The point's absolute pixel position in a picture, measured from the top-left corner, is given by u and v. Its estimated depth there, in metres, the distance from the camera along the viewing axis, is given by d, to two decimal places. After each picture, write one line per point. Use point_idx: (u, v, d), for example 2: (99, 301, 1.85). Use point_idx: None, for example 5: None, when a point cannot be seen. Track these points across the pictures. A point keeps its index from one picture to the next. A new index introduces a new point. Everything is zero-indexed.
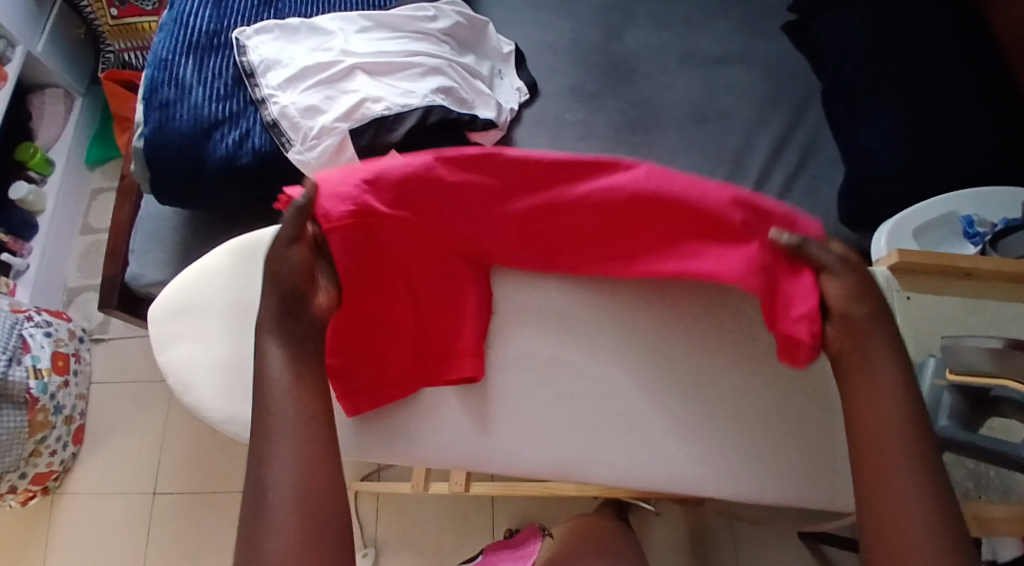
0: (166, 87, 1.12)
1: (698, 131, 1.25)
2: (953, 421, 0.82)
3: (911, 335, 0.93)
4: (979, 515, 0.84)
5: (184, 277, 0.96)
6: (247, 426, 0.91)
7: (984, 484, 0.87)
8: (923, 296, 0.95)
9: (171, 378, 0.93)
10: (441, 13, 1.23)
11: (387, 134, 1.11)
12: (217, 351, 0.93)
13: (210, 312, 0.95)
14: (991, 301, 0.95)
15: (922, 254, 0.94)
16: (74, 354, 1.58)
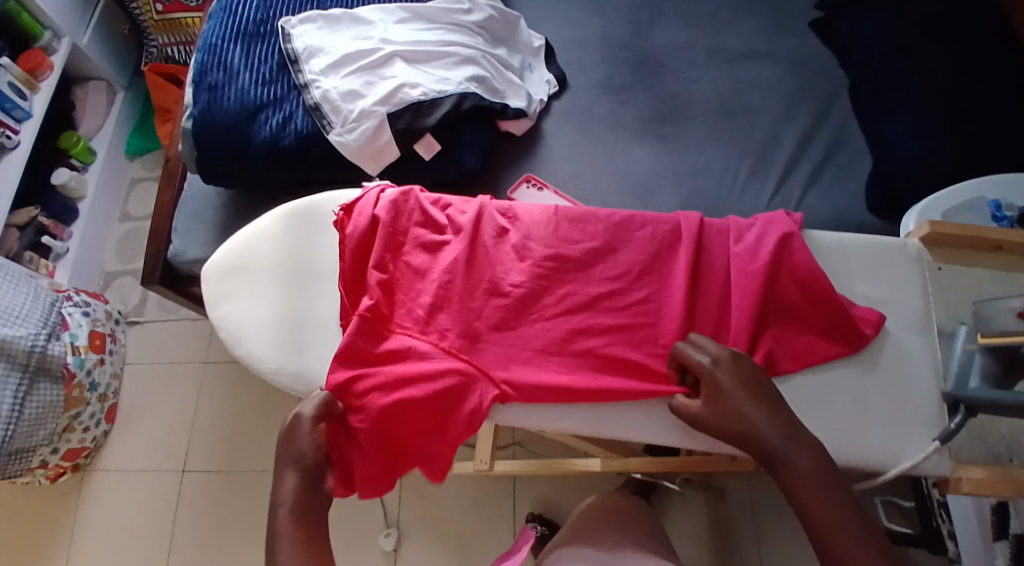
0: (215, 71, 1.17)
1: (724, 123, 1.28)
2: (983, 381, 0.86)
3: (941, 304, 0.97)
4: (1011, 476, 0.86)
5: (240, 239, 1.01)
6: (294, 379, 0.94)
7: (1016, 448, 0.89)
8: (953, 267, 0.98)
9: (223, 331, 0.96)
10: (476, 7, 1.28)
11: (423, 119, 1.15)
12: (268, 309, 0.97)
13: (263, 271, 0.99)
14: (1019, 271, 0.98)
15: (952, 227, 0.96)
16: (110, 334, 1.63)
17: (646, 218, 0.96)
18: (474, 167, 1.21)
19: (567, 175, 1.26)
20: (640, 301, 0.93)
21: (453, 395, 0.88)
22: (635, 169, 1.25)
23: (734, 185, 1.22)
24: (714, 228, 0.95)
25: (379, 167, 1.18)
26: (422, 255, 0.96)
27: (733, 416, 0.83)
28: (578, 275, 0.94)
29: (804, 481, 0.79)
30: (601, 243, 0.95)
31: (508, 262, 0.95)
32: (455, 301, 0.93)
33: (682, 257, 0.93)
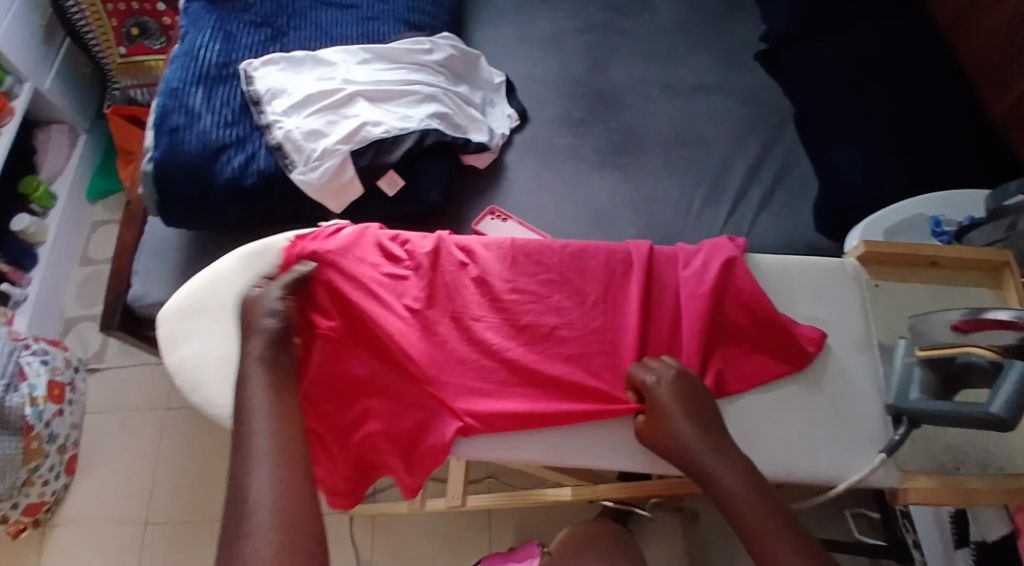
0: (177, 114, 1.17)
1: (679, 154, 1.32)
2: (923, 392, 0.82)
3: (880, 321, 0.98)
4: (960, 487, 0.88)
5: (197, 281, 0.99)
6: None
7: (961, 457, 0.90)
8: (892, 285, 1.00)
9: (178, 374, 0.94)
10: (437, 46, 1.32)
11: (386, 155, 1.17)
12: (224, 350, 0.95)
13: (220, 312, 0.97)
14: (957, 287, 1.00)
15: (890, 246, 0.98)
16: (70, 383, 1.60)
17: (598, 248, 0.98)
18: (435, 202, 1.23)
19: (529, 206, 1.28)
20: (595, 331, 0.94)
21: (417, 431, 0.90)
22: (594, 199, 1.28)
23: (690, 212, 1.25)
24: (662, 255, 0.98)
25: (342, 204, 1.19)
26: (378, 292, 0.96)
27: (671, 437, 0.83)
28: (533, 303, 0.95)
29: (738, 495, 0.77)
30: (554, 274, 0.97)
31: (464, 297, 0.95)
32: (416, 330, 0.93)
33: (634, 284, 0.95)
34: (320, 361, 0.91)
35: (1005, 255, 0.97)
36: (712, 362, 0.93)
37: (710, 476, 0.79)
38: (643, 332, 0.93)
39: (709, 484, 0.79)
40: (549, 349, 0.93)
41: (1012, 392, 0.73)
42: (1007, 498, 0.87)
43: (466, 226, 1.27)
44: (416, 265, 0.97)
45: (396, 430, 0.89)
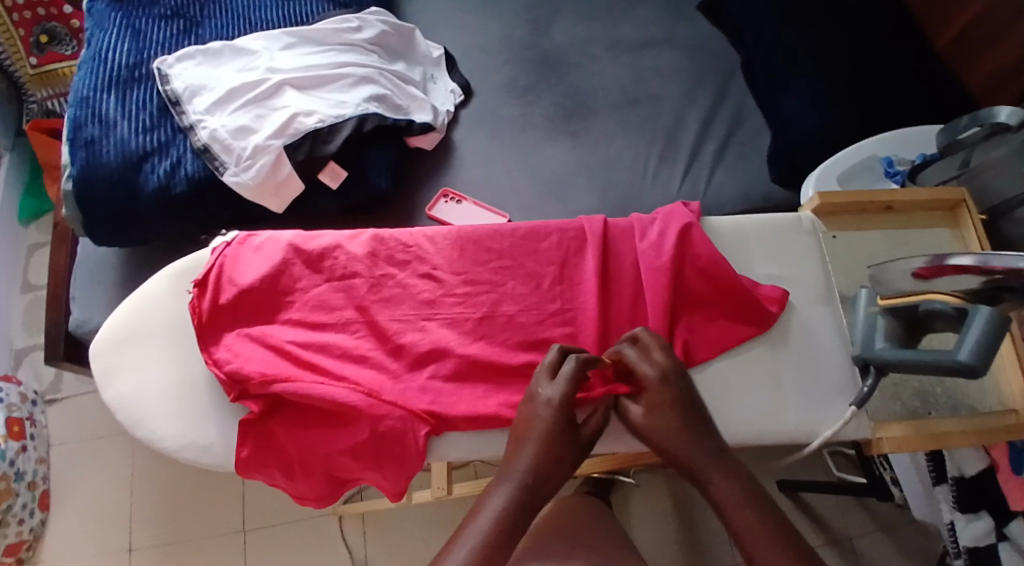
0: (90, 124, 1.10)
1: (630, 113, 1.27)
2: (889, 342, 0.79)
3: (840, 272, 0.96)
4: (930, 431, 0.84)
5: (124, 309, 0.87)
6: (204, 453, 0.81)
7: (931, 402, 0.89)
8: (848, 235, 0.97)
9: (118, 414, 0.82)
10: (366, 23, 1.26)
11: (324, 146, 1.11)
12: (163, 381, 0.84)
13: (156, 340, 0.86)
14: (913, 229, 0.97)
15: (844, 196, 0.95)
16: (29, 418, 1.49)
17: (549, 226, 0.90)
18: (384, 188, 1.17)
19: (483, 183, 1.23)
20: (556, 314, 0.87)
21: (385, 439, 0.79)
22: (550, 170, 1.23)
23: (647, 173, 1.21)
24: (616, 228, 0.91)
25: (283, 203, 1.13)
26: (314, 305, 0.85)
27: (665, 439, 0.76)
28: (488, 291, 0.87)
29: (730, 497, 0.72)
30: (507, 259, 0.89)
31: (411, 298, 0.86)
32: (362, 332, 0.84)
33: (590, 260, 0.88)
34: (247, 362, 0.80)
35: (960, 193, 0.94)
36: (677, 333, 0.88)
37: (702, 477, 0.74)
38: (607, 311, 0.88)
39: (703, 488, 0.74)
40: (513, 336, 0.85)
41: (979, 334, 0.71)
42: (977, 438, 0.84)
43: (418, 212, 1.21)
44: (353, 270, 0.86)
45: (360, 442, 0.79)
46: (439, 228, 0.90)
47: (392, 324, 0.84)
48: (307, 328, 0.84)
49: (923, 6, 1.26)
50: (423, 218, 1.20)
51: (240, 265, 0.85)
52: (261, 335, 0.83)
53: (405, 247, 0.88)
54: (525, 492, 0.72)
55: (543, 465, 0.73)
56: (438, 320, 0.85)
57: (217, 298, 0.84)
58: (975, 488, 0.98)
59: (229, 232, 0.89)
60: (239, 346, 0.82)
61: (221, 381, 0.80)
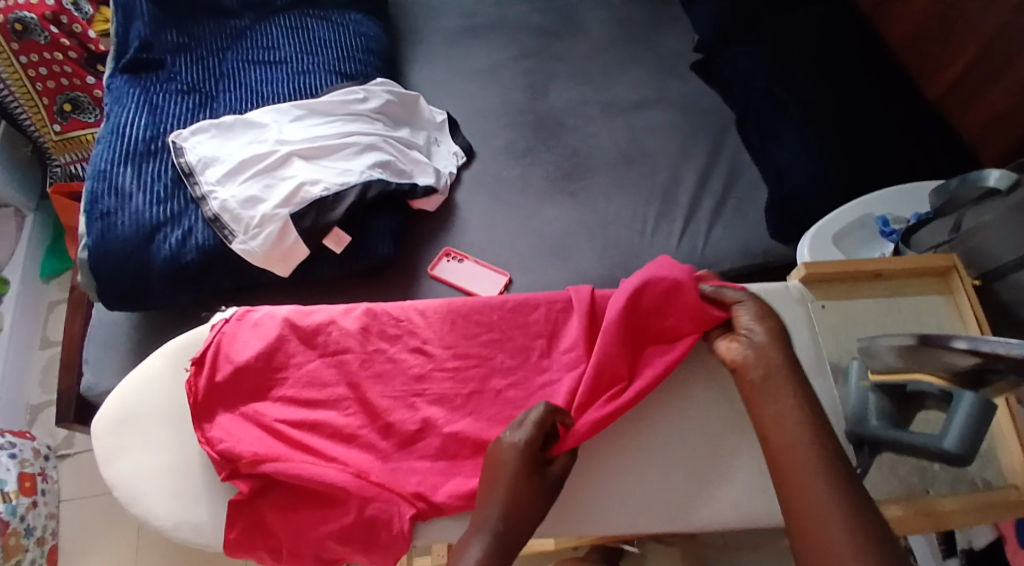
0: (106, 197, 1.15)
1: (627, 173, 1.29)
2: (881, 418, 0.82)
3: (831, 339, 0.94)
4: (933, 509, 0.83)
5: (125, 384, 0.88)
6: (196, 531, 0.82)
7: (929, 477, 0.87)
8: (838, 303, 0.96)
9: (117, 492, 0.83)
10: (371, 94, 1.31)
11: (328, 214, 1.15)
12: (163, 457, 0.85)
13: (156, 416, 0.87)
14: (906, 297, 0.96)
15: (830, 265, 0.95)
16: (41, 473, 1.52)
17: (538, 298, 0.92)
18: (387, 252, 1.20)
19: (485, 244, 1.25)
20: (547, 387, 0.88)
21: (374, 521, 0.79)
22: (550, 230, 1.25)
23: (645, 231, 1.23)
24: (604, 299, 0.92)
25: (289, 268, 1.16)
26: (306, 381, 0.87)
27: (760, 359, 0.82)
28: (479, 365, 0.88)
29: (772, 392, 0.79)
30: (497, 332, 0.90)
31: (403, 372, 0.87)
32: (355, 408, 0.86)
33: (578, 333, 0.89)
34: (236, 443, 0.82)
35: (952, 258, 0.94)
36: (648, 380, 0.87)
37: (752, 375, 0.81)
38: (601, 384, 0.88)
39: (755, 399, 0.80)
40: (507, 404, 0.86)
41: (964, 423, 0.74)
42: (981, 516, 0.83)
43: (421, 273, 1.23)
44: (345, 346, 0.88)
45: (350, 523, 0.79)
46: (431, 302, 0.92)
47: (384, 399, 0.86)
48: (299, 406, 0.86)
49: (911, 63, 1.28)
50: (426, 279, 1.22)
51: (234, 345, 0.87)
52: (253, 417, 0.85)
53: (396, 320, 0.90)
54: (501, 537, 0.74)
55: (512, 509, 0.76)
56: (429, 394, 0.86)
57: (214, 377, 0.85)
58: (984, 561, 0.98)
59: (227, 310, 0.91)
60: (235, 428, 0.84)
61: (212, 459, 0.81)
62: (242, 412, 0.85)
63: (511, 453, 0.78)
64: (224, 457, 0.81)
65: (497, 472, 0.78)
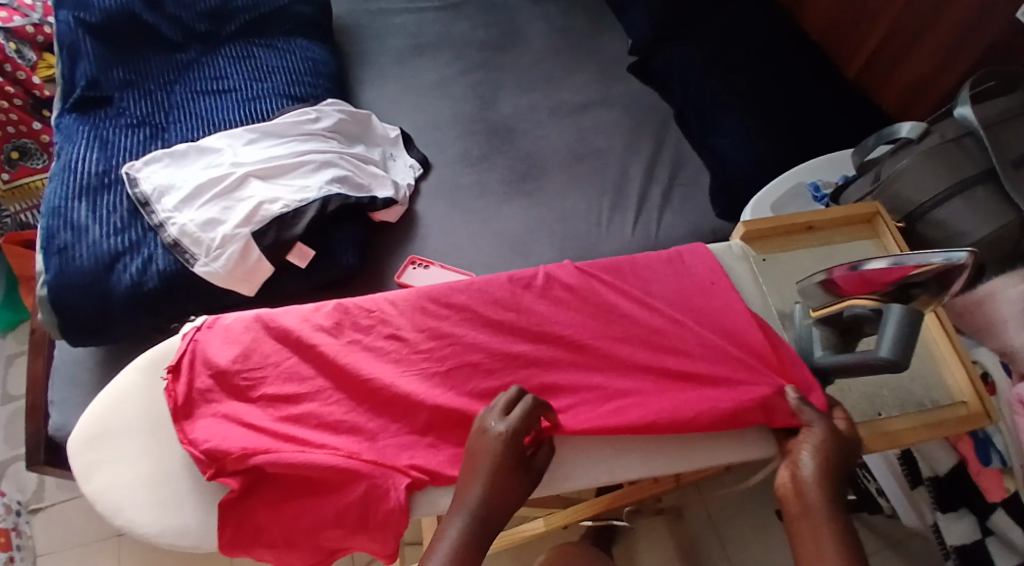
0: (63, 231, 1.14)
1: (578, 169, 1.34)
2: (827, 350, 0.86)
3: (774, 291, 0.96)
4: (883, 430, 0.86)
5: (96, 401, 0.88)
6: (181, 536, 0.80)
7: (879, 401, 0.88)
8: (777, 256, 0.99)
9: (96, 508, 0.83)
10: (323, 114, 1.34)
11: (290, 229, 1.16)
12: None
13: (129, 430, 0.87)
14: (839, 244, 0.99)
15: (765, 220, 0.99)
16: (13, 529, 1.48)
17: (502, 276, 0.94)
18: (352, 263, 1.22)
19: (447, 249, 1.27)
20: (524, 361, 0.88)
21: (368, 499, 0.79)
22: (508, 230, 1.28)
23: (601, 222, 1.27)
24: (571, 271, 0.95)
25: (254, 287, 1.16)
26: (286, 376, 0.87)
27: (808, 492, 0.74)
28: (455, 344, 0.89)
29: (813, 484, 0.75)
30: (467, 311, 0.92)
31: (378, 360, 0.88)
32: (336, 400, 0.86)
33: (546, 309, 0.92)
34: (219, 441, 0.81)
35: (874, 205, 1.00)
36: (626, 346, 0.90)
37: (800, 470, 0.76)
38: (577, 353, 0.89)
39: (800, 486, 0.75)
40: (486, 380, 0.87)
41: (896, 329, 0.77)
42: (930, 432, 0.85)
43: (386, 283, 1.25)
44: (318, 340, 0.88)
45: (344, 507, 0.79)
46: (400, 291, 0.94)
47: (365, 388, 0.86)
48: (280, 402, 0.86)
49: (833, 46, 1.35)
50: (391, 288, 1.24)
51: (206, 351, 0.87)
52: (232, 417, 0.84)
53: (368, 312, 0.91)
54: (477, 524, 0.75)
55: (491, 495, 0.76)
56: (408, 375, 0.87)
57: (192, 380, 0.86)
58: (949, 487, 1.01)
59: (196, 318, 0.91)
60: (217, 427, 0.83)
61: (197, 459, 0.81)
62: (224, 413, 0.84)
63: (495, 443, 0.78)
64: (213, 458, 0.80)
65: (481, 458, 0.78)
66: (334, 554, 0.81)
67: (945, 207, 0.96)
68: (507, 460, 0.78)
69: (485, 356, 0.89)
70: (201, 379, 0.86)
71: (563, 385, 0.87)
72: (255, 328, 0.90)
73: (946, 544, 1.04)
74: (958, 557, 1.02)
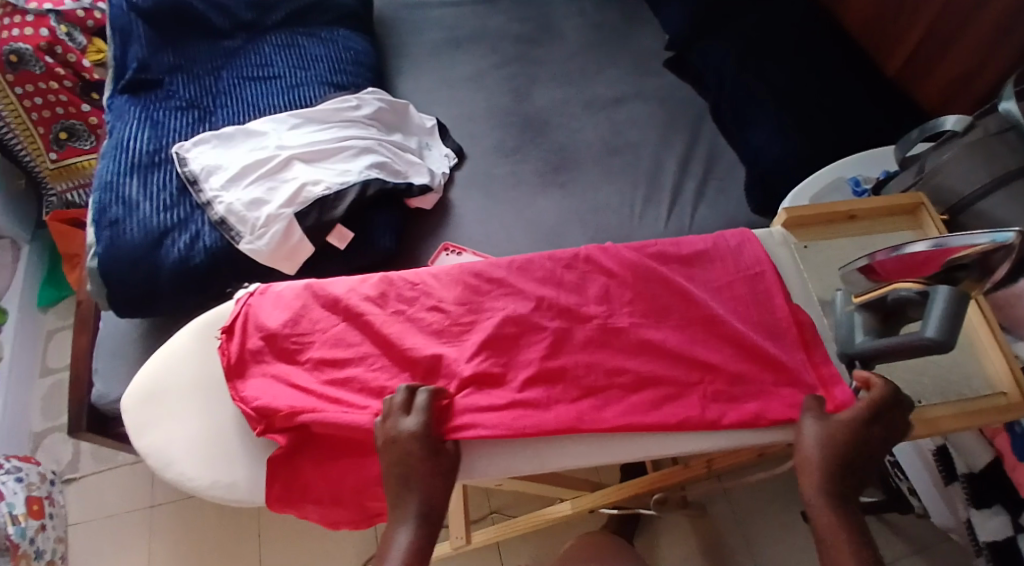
0: (115, 206, 1.19)
1: (611, 163, 1.36)
2: (867, 335, 0.85)
3: (815, 278, 0.98)
4: (922, 418, 0.88)
5: (152, 360, 0.94)
6: (230, 489, 0.87)
7: (918, 390, 0.90)
8: (819, 244, 1.01)
9: (150, 460, 0.89)
10: (364, 102, 1.37)
11: (331, 212, 1.19)
12: (191, 426, 0.91)
13: (182, 389, 0.92)
14: (880, 234, 1.01)
15: (807, 208, 1.01)
16: (47, 497, 1.51)
17: (541, 256, 0.97)
18: (389, 247, 1.25)
19: (481, 237, 1.30)
20: (560, 339, 0.92)
21: None
22: (541, 220, 1.31)
23: (634, 214, 1.29)
24: (608, 249, 0.97)
25: (295, 266, 1.20)
26: (332, 343, 0.92)
27: (818, 476, 0.80)
28: (492, 316, 0.93)
29: (822, 469, 0.80)
30: (507, 287, 0.95)
31: (419, 332, 0.92)
32: (377, 368, 0.90)
33: (582, 289, 0.95)
34: (267, 399, 0.88)
35: (918, 196, 1.01)
36: (659, 327, 0.93)
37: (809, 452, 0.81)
38: (612, 335, 0.92)
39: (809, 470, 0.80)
40: (522, 355, 0.91)
41: (943, 310, 0.78)
42: (969, 420, 0.87)
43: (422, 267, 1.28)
44: (362, 310, 0.92)
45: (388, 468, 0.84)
46: (443, 267, 0.98)
47: (407, 359, 0.90)
48: (326, 367, 0.90)
49: (869, 46, 1.37)
50: None
51: (258, 316, 0.93)
52: (282, 377, 0.90)
53: (411, 285, 0.95)
54: (422, 517, 0.80)
55: (428, 490, 0.80)
56: (448, 346, 0.91)
57: (245, 342, 0.92)
58: (984, 484, 1.04)
59: (252, 284, 0.98)
60: (267, 387, 0.89)
61: (248, 415, 0.87)
62: (275, 373, 0.90)
63: (411, 443, 0.82)
64: (262, 415, 0.87)
65: (405, 459, 0.82)
66: (376, 511, 0.88)
67: (987, 199, 0.96)
68: (421, 459, 0.81)
69: (521, 332, 0.92)
70: (254, 340, 0.92)
71: (599, 365, 0.90)
72: (305, 296, 0.95)
73: (978, 541, 1.06)
74: (989, 553, 1.04)
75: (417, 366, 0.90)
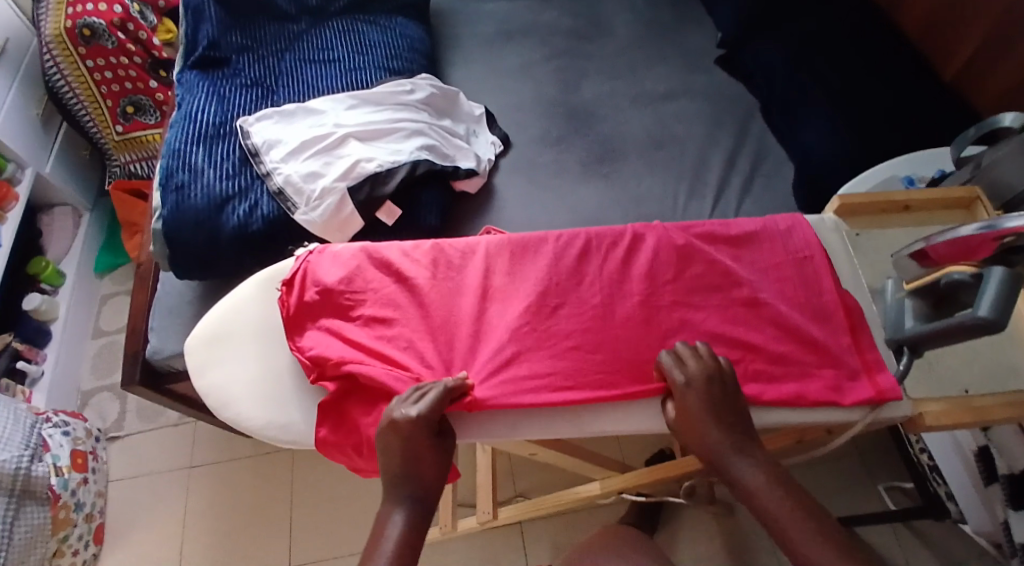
0: (181, 172, 1.25)
1: (657, 155, 1.39)
2: (917, 319, 0.88)
3: (866, 266, 1.02)
4: (971, 405, 0.90)
5: (218, 307, 1.03)
6: (283, 429, 0.95)
7: (966, 380, 0.91)
8: (870, 233, 1.04)
9: (209, 397, 0.98)
10: (418, 87, 1.41)
11: (382, 187, 1.24)
12: (247, 370, 0.99)
13: (243, 335, 1.01)
14: (933, 224, 1.03)
15: (860, 197, 1.03)
16: (92, 452, 1.56)
17: (589, 231, 1.02)
18: (435, 225, 1.29)
19: (523, 221, 1.34)
20: (601, 313, 0.96)
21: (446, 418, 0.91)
22: (584, 208, 1.34)
23: (677, 205, 1.32)
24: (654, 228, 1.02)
25: (345, 237, 1.25)
26: (384, 302, 0.98)
27: (705, 435, 0.84)
28: (537, 286, 0.98)
29: (705, 424, 0.84)
30: (552, 259, 1.00)
31: (466, 296, 0.97)
32: (425, 328, 0.96)
33: (624, 266, 0.99)
34: (321, 349, 0.95)
35: (974, 190, 1.02)
36: (697, 306, 0.97)
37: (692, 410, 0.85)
38: (653, 313, 0.96)
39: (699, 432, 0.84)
40: (564, 325, 0.96)
41: (995, 292, 0.79)
42: (1018, 409, 0.89)
43: None
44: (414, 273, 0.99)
45: None
46: (493, 237, 1.03)
47: (454, 320, 0.96)
48: (379, 323, 0.97)
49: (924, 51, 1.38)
50: None
51: (317, 272, 0.99)
52: (337, 330, 0.97)
53: (462, 252, 1.01)
54: (415, 503, 0.82)
55: (416, 471, 0.83)
56: (495, 311, 0.97)
57: (302, 296, 0.99)
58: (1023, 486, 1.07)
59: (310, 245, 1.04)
60: (321, 338, 0.96)
61: (303, 363, 0.94)
62: (329, 325, 0.97)
63: (411, 427, 0.84)
64: (314, 363, 0.94)
65: (400, 446, 0.84)
66: None
67: None
68: (414, 445, 0.84)
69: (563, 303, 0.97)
70: (312, 292, 0.98)
71: (641, 342, 0.94)
72: (362, 257, 1.01)
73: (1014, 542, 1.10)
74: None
75: (466, 330, 0.95)
